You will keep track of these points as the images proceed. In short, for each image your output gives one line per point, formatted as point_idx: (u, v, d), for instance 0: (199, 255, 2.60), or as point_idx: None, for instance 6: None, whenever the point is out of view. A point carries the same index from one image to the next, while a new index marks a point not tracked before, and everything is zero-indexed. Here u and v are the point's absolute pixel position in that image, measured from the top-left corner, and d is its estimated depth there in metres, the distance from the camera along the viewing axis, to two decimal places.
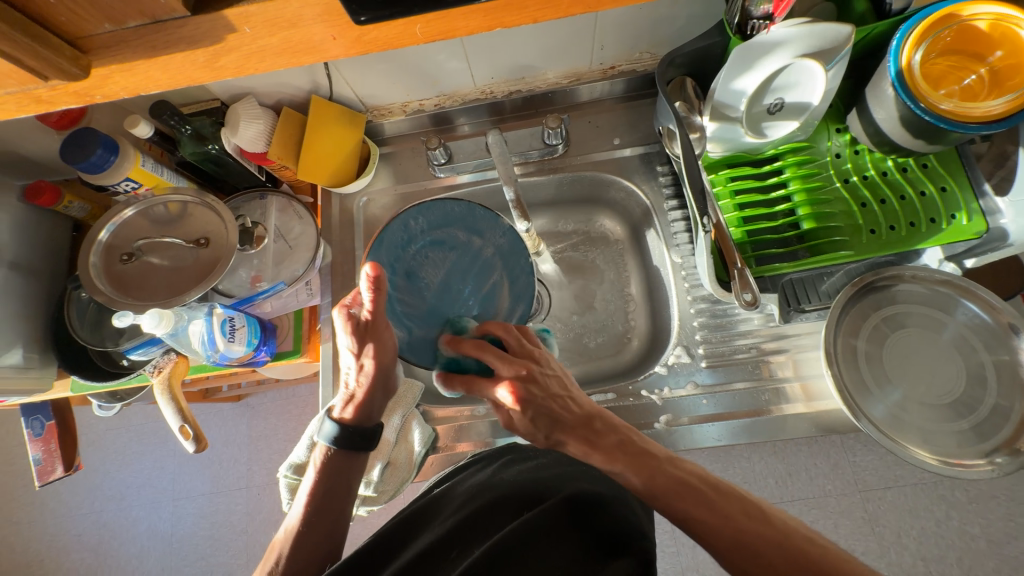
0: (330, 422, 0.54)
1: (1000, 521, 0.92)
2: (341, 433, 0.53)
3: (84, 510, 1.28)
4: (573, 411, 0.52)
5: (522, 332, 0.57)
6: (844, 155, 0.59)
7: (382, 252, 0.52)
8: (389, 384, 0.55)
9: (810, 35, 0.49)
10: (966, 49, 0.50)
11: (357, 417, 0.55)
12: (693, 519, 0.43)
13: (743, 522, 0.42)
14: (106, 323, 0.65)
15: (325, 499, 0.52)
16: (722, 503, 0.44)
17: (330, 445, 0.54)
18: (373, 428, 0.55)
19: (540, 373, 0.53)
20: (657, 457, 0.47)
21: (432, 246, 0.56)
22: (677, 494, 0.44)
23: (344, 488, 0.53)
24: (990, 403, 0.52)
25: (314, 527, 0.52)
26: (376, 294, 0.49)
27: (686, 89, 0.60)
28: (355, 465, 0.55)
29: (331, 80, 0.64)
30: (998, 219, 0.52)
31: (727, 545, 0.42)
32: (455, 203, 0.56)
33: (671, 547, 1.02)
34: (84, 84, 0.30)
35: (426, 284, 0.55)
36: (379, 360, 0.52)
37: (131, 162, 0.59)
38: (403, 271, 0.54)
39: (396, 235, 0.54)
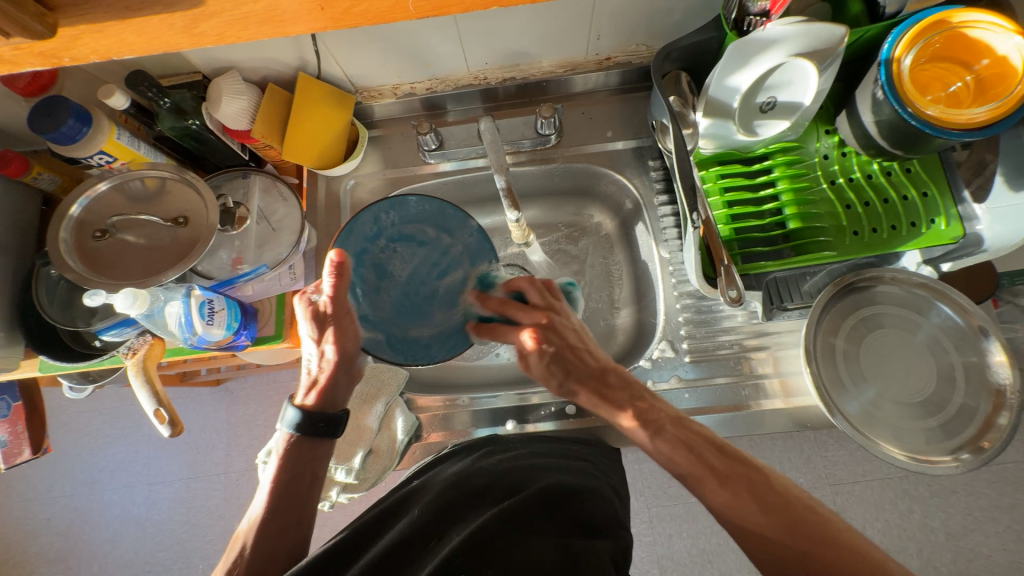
0: (293, 409, 0.54)
1: (959, 514, 0.96)
2: (306, 420, 0.53)
3: (54, 493, 1.25)
4: (590, 363, 0.57)
5: (545, 286, 0.61)
6: (832, 156, 0.60)
7: (350, 240, 0.52)
8: (352, 366, 0.55)
9: (805, 35, 0.49)
10: (954, 56, 0.51)
11: (322, 403, 0.55)
12: (697, 481, 0.46)
13: (750, 498, 0.44)
14: (77, 303, 0.62)
15: (292, 485, 0.52)
16: (715, 461, 0.47)
17: (293, 433, 0.53)
18: (338, 415, 0.54)
19: (560, 323, 0.58)
20: (656, 407, 0.52)
21: (401, 241, 0.55)
22: (683, 457, 0.48)
23: (311, 473, 0.53)
24: (957, 402, 0.54)
25: (281, 514, 0.51)
26: (339, 281, 0.51)
27: (681, 83, 0.60)
28: (321, 452, 0.54)
29: (319, 57, 0.62)
30: (975, 225, 0.54)
31: (732, 511, 0.44)
32: (427, 200, 0.55)
33: (648, 537, 1.04)
34: (49, 44, 0.28)
35: (391, 279, 0.53)
36: (342, 343, 0.53)
37: (103, 136, 0.57)
38: (368, 263, 0.53)
39: (367, 226, 0.53)
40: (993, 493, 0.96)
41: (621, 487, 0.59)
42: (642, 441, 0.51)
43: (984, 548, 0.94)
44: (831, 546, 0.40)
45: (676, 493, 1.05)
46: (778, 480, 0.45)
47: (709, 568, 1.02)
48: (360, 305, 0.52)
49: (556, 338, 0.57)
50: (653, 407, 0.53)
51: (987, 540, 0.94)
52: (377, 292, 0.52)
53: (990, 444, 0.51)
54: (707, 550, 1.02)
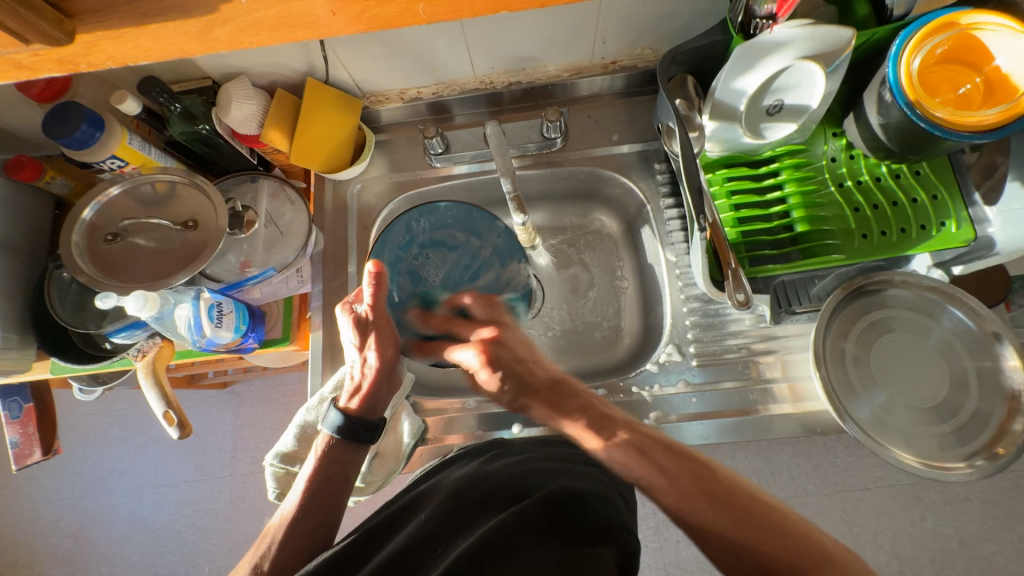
0: (335, 411, 0.54)
1: (972, 522, 0.94)
2: (347, 423, 0.53)
3: (63, 495, 1.26)
4: (538, 374, 0.54)
5: (489, 298, 0.58)
6: (840, 159, 0.60)
7: (384, 249, 0.58)
8: (394, 375, 0.56)
9: (812, 37, 0.49)
10: (963, 57, 0.51)
11: (363, 409, 0.55)
12: (651, 485, 0.43)
13: (699, 495, 0.42)
14: (89, 305, 0.63)
15: (323, 487, 0.52)
16: (666, 461, 0.44)
17: (332, 435, 0.54)
18: (377, 422, 0.55)
19: (508, 335, 0.55)
20: (611, 416, 0.49)
21: (433, 247, 0.60)
22: (636, 463, 0.44)
23: (344, 477, 0.53)
24: (971, 407, 0.53)
25: (309, 514, 0.51)
26: (378, 288, 0.52)
27: (686, 87, 0.60)
28: (355, 457, 0.54)
29: (327, 62, 0.63)
30: (986, 228, 0.53)
31: (687, 512, 0.42)
32: (452, 206, 0.59)
33: (653, 543, 1.03)
34: (68, 50, 0.28)
35: (426, 283, 0.59)
36: (384, 351, 0.54)
37: (117, 138, 0.57)
38: (404, 270, 0.59)
39: (399, 235, 0.59)
40: (1008, 501, 0.94)
41: (626, 492, 0.58)
42: (594, 449, 0.47)
43: (998, 558, 0.92)
44: (780, 535, 0.39)
45: None
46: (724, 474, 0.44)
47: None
48: (401, 310, 0.58)
49: (506, 353, 0.54)
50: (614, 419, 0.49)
51: (1001, 549, 0.93)
52: (414, 296, 0.58)
53: (1006, 451, 0.50)
54: None
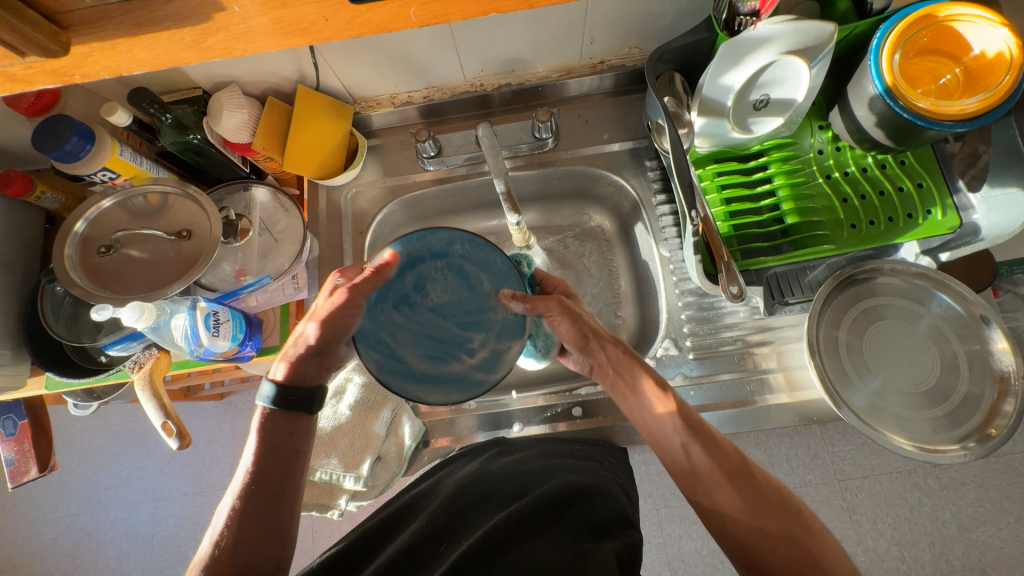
0: (267, 383, 0.50)
1: (969, 506, 0.96)
2: (279, 394, 0.50)
3: (60, 513, 1.24)
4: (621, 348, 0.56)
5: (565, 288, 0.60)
6: (827, 151, 0.61)
7: (417, 240, 0.44)
8: (330, 350, 0.52)
9: (796, 32, 0.50)
10: (942, 49, 0.52)
11: (295, 377, 0.51)
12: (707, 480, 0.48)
13: (745, 500, 0.47)
14: (83, 317, 0.63)
15: (270, 458, 0.49)
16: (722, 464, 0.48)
17: (268, 407, 0.50)
18: (313, 388, 0.51)
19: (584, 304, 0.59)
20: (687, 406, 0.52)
21: (454, 274, 0.45)
22: (705, 459, 0.49)
23: (289, 447, 0.50)
24: (962, 390, 0.54)
25: (260, 490, 0.48)
26: (374, 276, 0.46)
27: (674, 83, 0.61)
28: (298, 425, 0.51)
29: (317, 69, 0.63)
30: (971, 214, 0.54)
31: (728, 511, 0.47)
32: (504, 261, 0.46)
33: (657, 539, 1.03)
34: (62, 62, 0.29)
35: (422, 300, 0.45)
36: (333, 333, 0.50)
37: (108, 151, 0.57)
38: (411, 267, 0.45)
39: (439, 239, 0.45)
40: (1003, 483, 0.95)
41: (629, 486, 0.58)
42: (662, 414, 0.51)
43: (996, 540, 0.94)
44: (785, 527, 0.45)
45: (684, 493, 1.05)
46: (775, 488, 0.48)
47: (721, 569, 1.01)
48: (377, 307, 0.44)
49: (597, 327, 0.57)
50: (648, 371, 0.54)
51: (999, 531, 0.94)
52: (401, 302, 0.44)
53: (998, 432, 0.51)
54: (718, 550, 1.01)
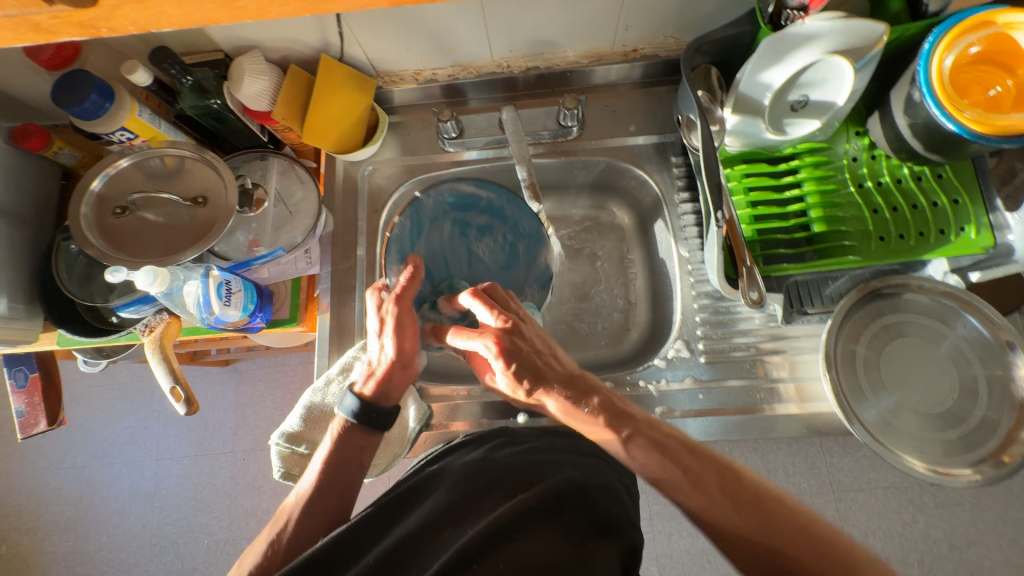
0: (352, 397, 0.53)
1: (963, 526, 0.95)
2: (363, 409, 0.52)
3: (66, 464, 1.27)
4: (558, 367, 0.51)
5: (490, 290, 0.54)
6: (862, 159, 0.59)
7: (512, 204, 0.63)
8: (410, 363, 0.54)
9: (844, 31, 0.48)
10: (997, 58, 0.50)
11: (377, 395, 0.53)
12: (670, 484, 0.45)
13: (726, 501, 0.43)
14: (96, 278, 0.63)
15: (340, 469, 0.52)
16: (686, 462, 0.46)
17: (349, 419, 0.53)
18: (391, 410, 0.53)
19: (524, 327, 0.51)
20: (634, 416, 0.48)
21: (504, 252, 0.64)
22: (657, 462, 0.45)
23: (357, 461, 0.53)
24: (979, 415, 0.53)
25: (325, 496, 0.51)
26: (412, 279, 0.52)
27: (710, 77, 0.58)
28: (370, 443, 0.54)
29: (342, 39, 0.61)
30: (1006, 235, 0.52)
31: (708, 514, 0.43)
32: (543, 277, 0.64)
33: (647, 534, 1.04)
34: (89, 15, 0.27)
35: (471, 240, 0.64)
36: (403, 340, 0.52)
37: (127, 111, 0.56)
38: (488, 215, 0.63)
39: (524, 223, 0.64)
40: (1000, 507, 0.95)
41: (630, 484, 0.58)
42: (615, 449, 0.47)
43: (987, 561, 0.93)
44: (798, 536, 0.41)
45: None
46: (751, 478, 0.45)
47: (707, 568, 1.02)
48: (447, 212, 0.64)
49: (523, 344, 0.50)
50: (620, 417, 0.48)
51: (989, 553, 0.94)
52: (461, 224, 0.64)
53: (1011, 459, 0.50)
54: (706, 550, 1.02)
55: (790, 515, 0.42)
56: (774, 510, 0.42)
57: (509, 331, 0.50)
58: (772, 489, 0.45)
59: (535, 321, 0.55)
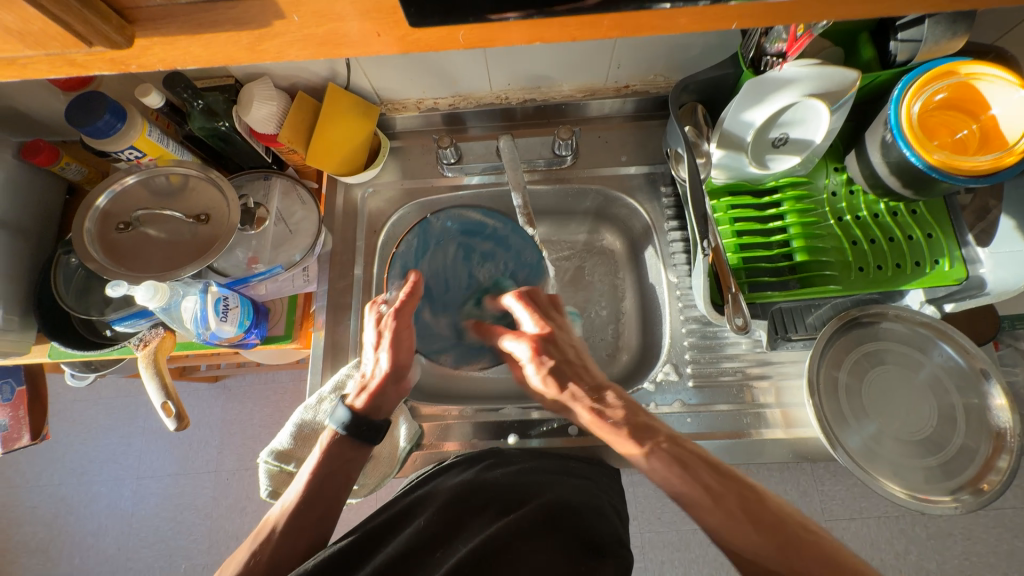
0: (343, 408, 0.54)
1: (955, 558, 0.95)
2: (352, 421, 0.53)
3: (42, 482, 1.24)
4: (586, 376, 0.56)
5: (552, 301, 0.61)
6: (840, 194, 0.62)
7: (518, 234, 0.62)
8: (403, 378, 0.57)
9: (819, 76, 0.51)
10: (962, 104, 0.53)
11: (368, 408, 0.55)
12: (692, 502, 0.45)
13: (744, 518, 0.43)
14: (93, 290, 0.64)
15: (327, 480, 0.52)
16: (709, 479, 0.46)
17: (338, 431, 0.54)
18: (382, 424, 0.55)
19: (558, 335, 0.58)
20: (654, 426, 0.51)
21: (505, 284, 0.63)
22: (678, 476, 0.46)
23: (345, 473, 0.53)
24: (957, 442, 0.54)
25: (311, 506, 0.51)
26: (409, 297, 0.55)
27: (696, 114, 0.62)
28: (358, 456, 0.54)
29: (349, 69, 0.65)
30: (978, 268, 0.55)
31: (729, 536, 0.43)
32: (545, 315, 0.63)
33: (638, 563, 1.02)
34: (123, 53, 0.30)
35: (473, 264, 0.62)
36: (397, 355, 0.55)
37: (137, 131, 0.59)
38: (493, 243, 0.62)
39: (529, 255, 0.63)
40: (990, 538, 0.95)
41: (619, 506, 0.58)
42: (636, 459, 0.49)
43: None
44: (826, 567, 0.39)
45: (669, 519, 1.05)
46: (774, 502, 0.45)
47: None
48: (454, 233, 0.61)
49: (555, 350, 0.57)
50: (647, 430, 0.50)
51: None
52: (467, 248, 0.62)
53: (990, 487, 0.51)
54: None
55: (815, 542, 0.41)
56: (786, 529, 0.42)
57: (546, 339, 0.57)
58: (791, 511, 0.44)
59: (574, 333, 0.61)
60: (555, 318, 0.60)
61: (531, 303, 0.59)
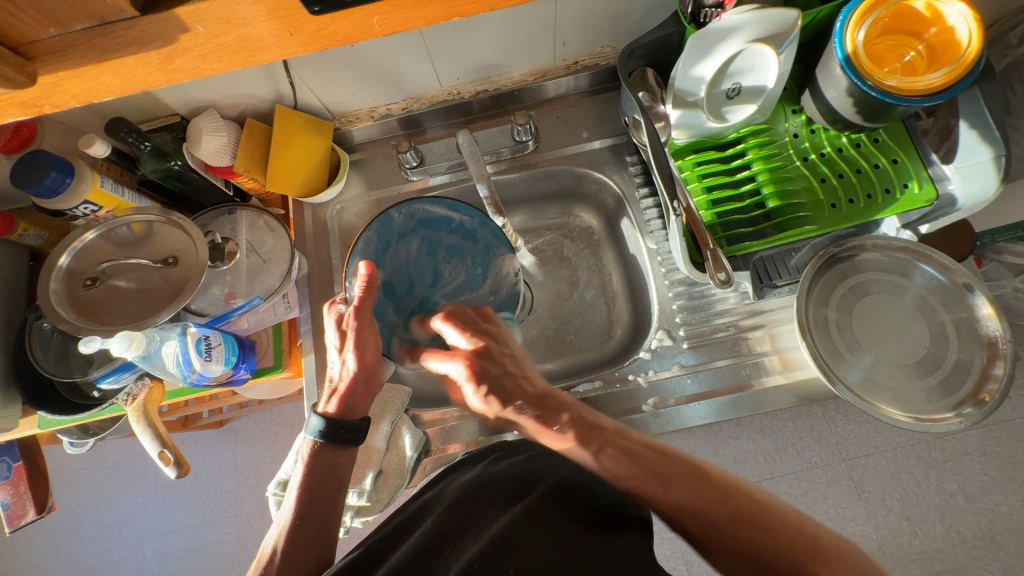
0: (317, 416, 0.54)
1: (974, 476, 0.96)
2: (329, 427, 0.53)
3: (61, 556, 1.22)
4: (530, 389, 0.57)
5: (479, 312, 0.62)
6: (802, 135, 0.62)
7: (488, 227, 0.62)
8: (374, 375, 0.57)
9: (760, 20, 0.52)
10: (904, 26, 0.54)
11: (344, 410, 0.55)
12: (640, 488, 0.47)
13: (693, 495, 0.45)
14: (73, 353, 0.62)
15: (317, 491, 0.52)
16: (659, 467, 0.47)
17: (316, 440, 0.54)
18: (360, 422, 0.55)
19: (496, 349, 0.59)
20: (603, 427, 0.51)
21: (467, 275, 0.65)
22: (626, 468, 0.48)
23: (335, 479, 0.53)
24: (952, 358, 0.55)
25: (308, 521, 0.50)
26: (367, 292, 0.55)
27: (647, 79, 0.61)
28: (343, 460, 0.54)
29: (294, 88, 0.63)
30: (946, 185, 0.56)
31: (674, 507, 0.45)
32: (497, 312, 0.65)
33: (669, 533, 1.02)
34: (30, 93, 0.29)
35: (439, 259, 0.65)
36: (363, 353, 0.55)
37: (88, 183, 0.57)
38: (459, 236, 0.63)
39: (496, 248, 0.63)
40: (1005, 450, 0.96)
41: None
42: (587, 460, 0.50)
43: (1004, 507, 0.94)
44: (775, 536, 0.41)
45: None
46: (721, 477, 0.47)
47: None
48: (416, 227, 0.63)
49: (493, 367, 0.58)
50: (591, 433, 0.51)
51: (1006, 498, 0.94)
52: (430, 242, 0.64)
53: (990, 396, 0.51)
54: None
55: (760, 510, 0.43)
56: (732, 497, 0.45)
57: (479, 356, 0.57)
58: (737, 482, 0.47)
59: (513, 338, 0.62)
60: (488, 327, 0.61)
61: (456, 318, 0.60)
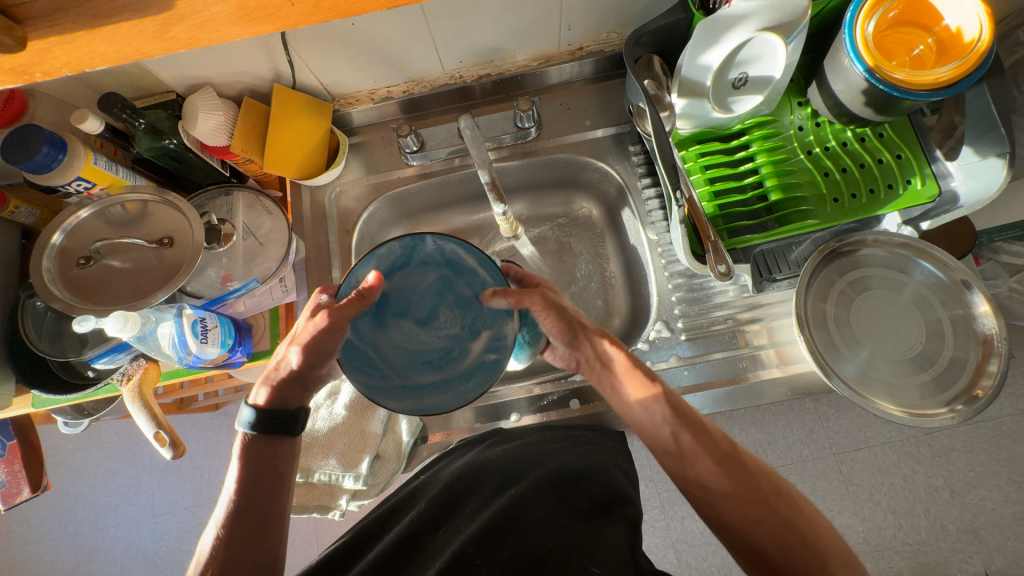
0: (249, 407, 0.50)
1: (960, 471, 0.98)
2: (259, 419, 0.49)
3: (57, 534, 1.22)
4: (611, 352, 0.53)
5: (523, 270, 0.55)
6: (806, 128, 0.61)
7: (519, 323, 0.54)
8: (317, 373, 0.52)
9: (773, 8, 0.50)
10: (914, 19, 0.53)
11: (276, 400, 0.51)
12: (692, 453, 0.47)
13: (731, 479, 0.46)
14: (66, 332, 0.62)
15: (257, 485, 0.49)
16: (722, 442, 0.48)
17: (248, 432, 0.50)
18: (293, 414, 0.51)
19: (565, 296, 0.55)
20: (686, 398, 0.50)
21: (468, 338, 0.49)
22: (690, 436, 0.48)
23: (272, 472, 0.50)
24: (947, 354, 0.55)
25: (245, 521, 0.48)
26: (356, 302, 0.47)
27: (653, 66, 0.61)
28: (280, 451, 0.51)
29: (293, 67, 0.62)
30: (949, 181, 0.55)
31: (710, 484, 0.46)
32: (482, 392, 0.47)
33: (660, 522, 1.04)
34: (21, 59, 0.28)
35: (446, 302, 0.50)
36: (306, 358, 0.49)
37: (81, 160, 0.56)
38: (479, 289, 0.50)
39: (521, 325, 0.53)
40: (990, 447, 0.97)
41: (628, 468, 0.58)
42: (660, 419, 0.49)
43: (988, 502, 0.96)
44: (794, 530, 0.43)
45: None
46: (753, 461, 0.48)
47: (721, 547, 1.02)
48: (441, 262, 0.50)
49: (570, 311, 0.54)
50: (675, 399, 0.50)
51: (989, 494, 0.96)
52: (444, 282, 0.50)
53: (983, 393, 0.52)
54: None
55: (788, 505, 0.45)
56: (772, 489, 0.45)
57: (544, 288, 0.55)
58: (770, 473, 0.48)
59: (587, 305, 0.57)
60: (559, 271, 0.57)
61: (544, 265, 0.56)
